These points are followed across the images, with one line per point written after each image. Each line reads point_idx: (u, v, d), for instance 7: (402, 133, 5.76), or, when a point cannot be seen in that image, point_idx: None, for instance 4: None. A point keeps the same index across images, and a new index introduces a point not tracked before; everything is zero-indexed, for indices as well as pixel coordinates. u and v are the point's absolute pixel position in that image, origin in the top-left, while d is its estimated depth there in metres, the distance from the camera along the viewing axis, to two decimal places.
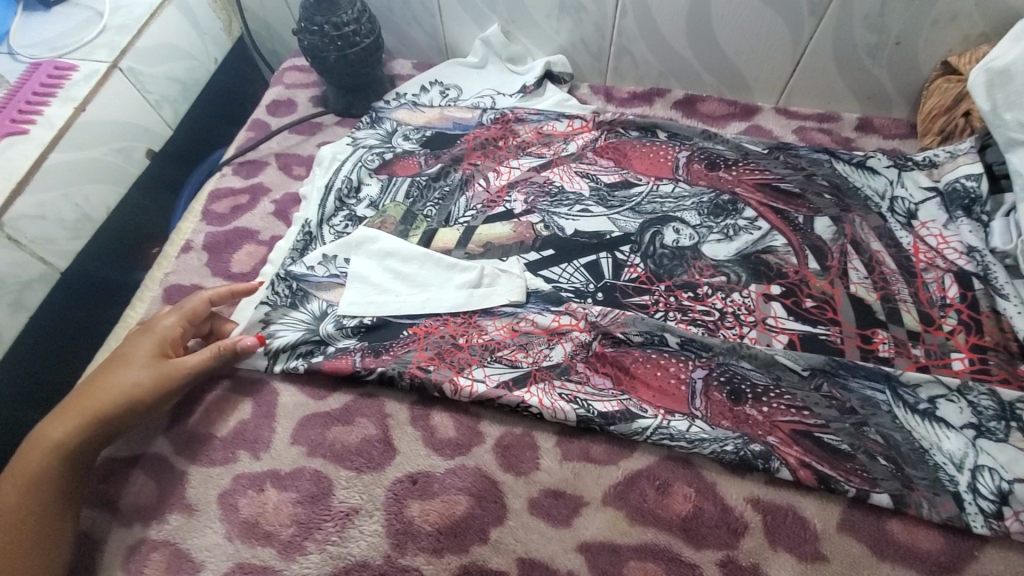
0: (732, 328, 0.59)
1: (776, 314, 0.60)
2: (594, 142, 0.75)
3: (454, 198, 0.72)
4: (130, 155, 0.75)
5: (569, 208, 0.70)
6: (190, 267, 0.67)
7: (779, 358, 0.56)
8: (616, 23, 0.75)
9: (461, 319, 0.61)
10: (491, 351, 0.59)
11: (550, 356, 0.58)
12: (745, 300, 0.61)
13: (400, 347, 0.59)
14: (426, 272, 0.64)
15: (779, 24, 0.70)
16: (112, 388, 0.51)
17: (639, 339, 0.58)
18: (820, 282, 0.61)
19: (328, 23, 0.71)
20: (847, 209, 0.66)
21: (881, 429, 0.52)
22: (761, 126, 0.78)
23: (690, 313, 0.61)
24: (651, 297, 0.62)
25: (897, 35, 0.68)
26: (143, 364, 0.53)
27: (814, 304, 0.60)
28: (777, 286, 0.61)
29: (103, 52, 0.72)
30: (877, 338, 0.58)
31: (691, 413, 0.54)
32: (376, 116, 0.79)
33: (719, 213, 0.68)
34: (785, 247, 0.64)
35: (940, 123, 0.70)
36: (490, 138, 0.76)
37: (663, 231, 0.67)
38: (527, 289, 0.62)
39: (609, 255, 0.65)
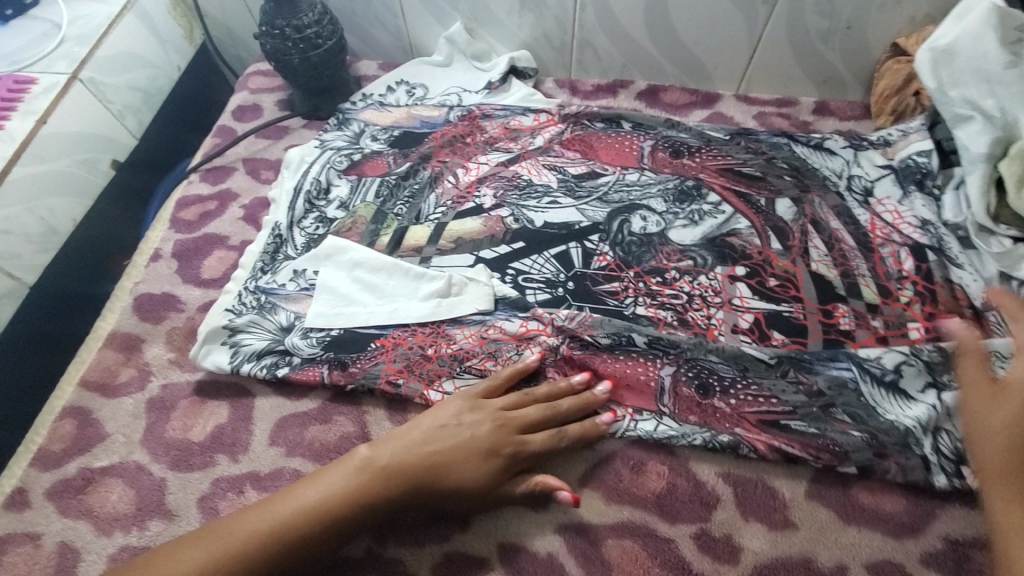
0: (699, 310, 0.61)
1: (741, 294, 0.61)
2: (560, 134, 0.76)
3: (424, 195, 0.72)
4: (95, 167, 0.74)
5: (538, 200, 0.70)
6: (160, 275, 0.67)
7: (746, 351, 0.56)
8: (577, 16, 0.76)
9: (430, 329, 0.61)
10: (460, 361, 0.59)
11: (520, 362, 0.58)
12: (711, 283, 0.62)
13: (368, 359, 0.59)
14: (395, 282, 0.64)
15: (734, 13, 0.72)
16: (466, 453, 0.50)
17: (607, 341, 0.58)
18: (782, 261, 0.63)
19: (289, 27, 0.71)
20: (807, 190, 0.69)
21: (848, 408, 0.53)
22: (722, 113, 0.79)
23: (659, 298, 0.62)
24: (620, 284, 0.63)
25: (847, 20, 0.70)
26: (505, 433, 0.51)
27: (777, 282, 0.62)
28: (742, 267, 0.63)
29: (62, 63, 0.72)
30: (837, 312, 0.60)
31: (659, 411, 0.55)
32: (344, 117, 0.79)
33: (684, 199, 0.69)
34: (748, 229, 0.66)
35: (892, 103, 0.73)
36: (458, 135, 0.77)
37: (631, 219, 0.68)
38: (494, 296, 0.62)
39: (578, 245, 0.66)
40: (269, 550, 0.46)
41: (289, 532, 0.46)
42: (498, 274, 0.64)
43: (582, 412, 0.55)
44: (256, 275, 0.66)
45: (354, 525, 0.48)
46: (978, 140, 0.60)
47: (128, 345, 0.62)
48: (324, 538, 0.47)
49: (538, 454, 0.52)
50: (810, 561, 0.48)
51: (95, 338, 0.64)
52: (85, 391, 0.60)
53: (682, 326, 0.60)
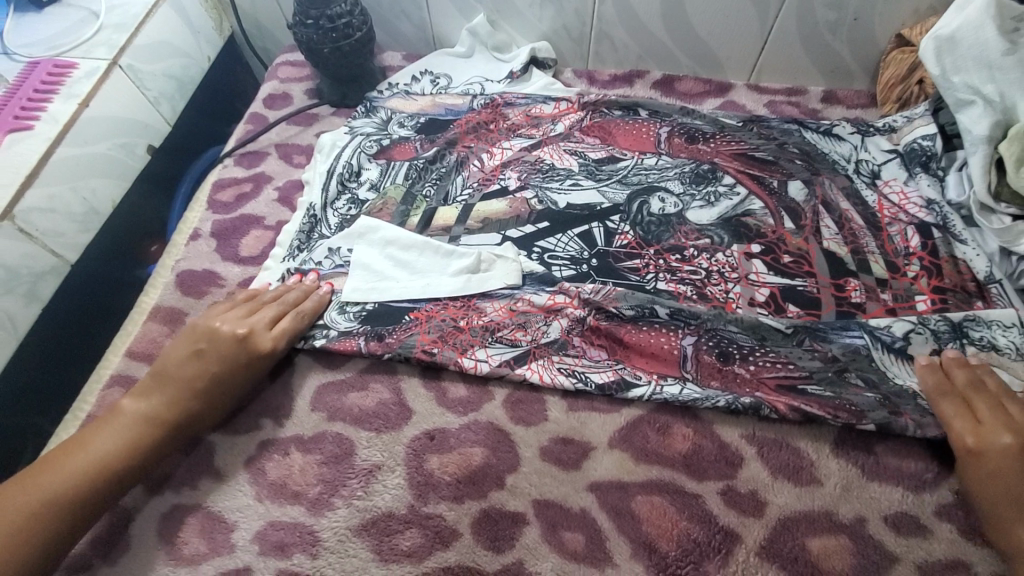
0: (717, 284, 0.64)
1: (757, 270, 0.65)
2: (580, 122, 0.79)
3: (451, 178, 0.75)
4: (133, 151, 0.77)
5: (561, 182, 0.74)
6: (200, 254, 0.70)
7: (764, 321, 0.60)
8: (596, 8, 0.80)
9: (460, 302, 0.64)
10: (492, 331, 0.62)
11: (548, 332, 0.61)
12: (728, 260, 0.66)
13: (403, 330, 0.62)
14: (426, 260, 0.67)
15: (746, 5, 0.75)
16: (229, 353, 0.56)
17: (632, 312, 0.62)
18: (795, 239, 0.67)
19: (322, 16, 0.74)
20: (818, 173, 0.72)
21: (861, 373, 0.57)
22: (735, 102, 0.83)
23: (678, 273, 0.65)
24: (642, 261, 0.66)
25: (855, 12, 0.74)
26: (257, 332, 0.58)
27: (791, 259, 0.65)
28: (757, 245, 0.66)
29: (101, 50, 0.74)
30: (849, 286, 0.63)
31: (682, 376, 0.58)
32: (371, 105, 0.82)
33: (701, 181, 0.72)
34: (762, 210, 0.69)
35: (897, 91, 0.76)
36: (481, 122, 0.80)
37: (649, 201, 0.71)
38: (522, 272, 0.65)
39: (600, 224, 0.69)
40: (92, 487, 0.49)
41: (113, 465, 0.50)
42: (524, 251, 0.68)
43: (310, 297, 0.64)
44: (293, 253, 0.69)
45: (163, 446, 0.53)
46: (980, 122, 0.64)
47: (170, 317, 0.65)
48: (144, 465, 0.52)
49: (293, 334, 0.60)
50: (831, 514, 0.51)
51: (140, 312, 0.67)
52: (130, 360, 0.62)
53: (701, 299, 0.63)
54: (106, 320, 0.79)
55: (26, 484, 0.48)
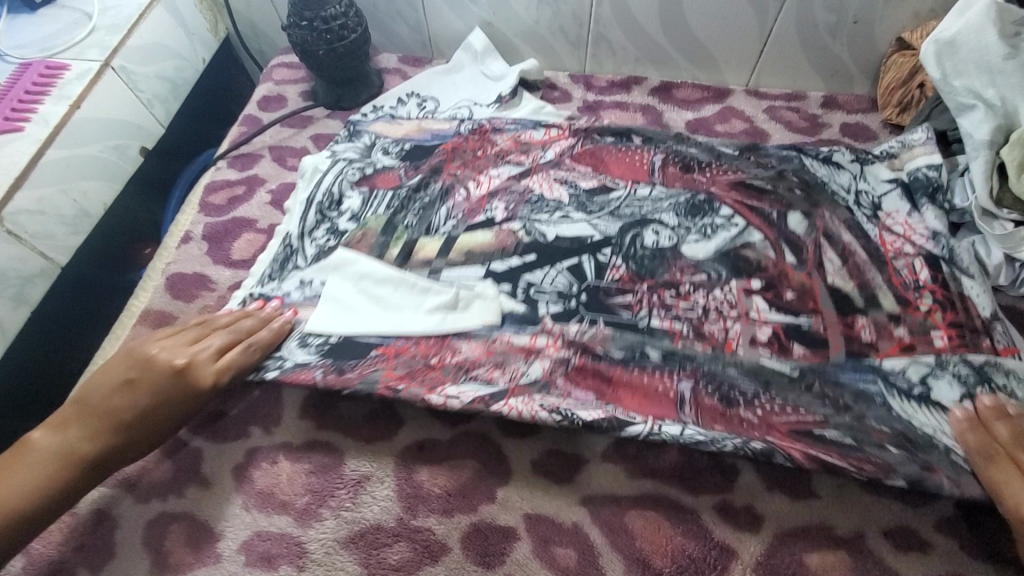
0: (715, 321, 0.59)
1: (757, 308, 0.60)
2: (571, 149, 0.73)
3: (436, 207, 0.69)
4: (125, 153, 0.76)
5: (550, 214, 0.67)
6: (191, 257, 0.68)
7: (766, 364, 0.56)
8: (593, 11, 0.79)
9: (434, 340, 0.57)
10: (466, 369, 0.55)
11: (528, 373, 0.55)
12: (726, 296, 0.61)
13: (368, 365, 0.55)
14: (400, 294, 0.60)
15: (745, 7, 0.75)
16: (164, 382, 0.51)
17: (621, 355, 0.57)
18: (798, 274, 0.62)
19: (316, 18, 0.73)
20: (818, 205, 0.67)
21: (881, 419, 0.52)
22: (734, 107, 0.82)
23: (673, 310, 0.60)
24: (634, 297, 0.61)
25: (854, 15, 0.73)
26: (196, 363, 0.52)
27: (794, 295, 0.60)
28: (757, 281, 0.61)
29: (93, 51, 0.73)
30: (858, 324, 0.58)
31: (681, 419, 0.52)
32: (355, 129, 0.78)
33: (696, 213, 0.66)
34: (762, 241, 0.64)
35: (898, 95, 0.75)
36: (468, 148, 0.74)
37: (643, 233, 0.65)
38: (502, 310, 0.60)
39: (591, 257, 0.64)
40: None
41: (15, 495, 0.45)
42: (508, 284, 0.62)
43: (268, 327, 0.58)
44: (263, 281, 0.64)
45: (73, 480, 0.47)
46: (982, 127, 0.63)
47: (159, 321, 0.63)
48: (49, 508, 0.46)
49: (239, 369, 0.54)
50: (829, 529, 0.50)
51: (129, 315, 0.66)
52: None
53: (699, 337, 0.58)
54: (92, 323, 0.77)
55: None
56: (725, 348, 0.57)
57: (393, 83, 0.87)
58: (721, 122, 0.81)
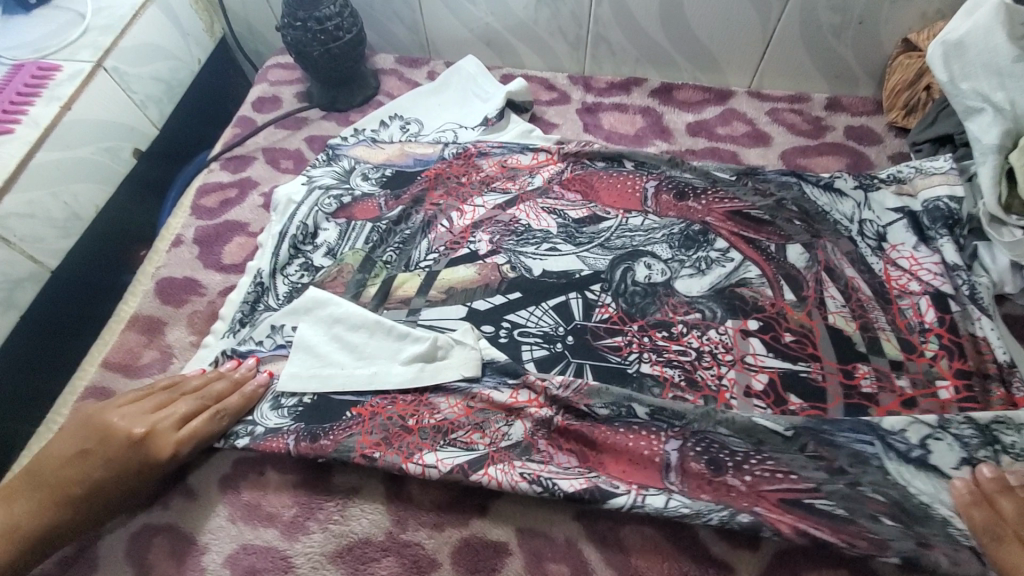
0: (709, 368, 0.58)
1: (754, 351, 0.59)
2: (559, 174, 0.73)
3: (416, 241, 0.68)
4: (117, 156, 0.75)
5: (536, 247, 0.67)
6: (181, 261, 0.67)
7: (758, 422, 0.53)
8: (593, 11, 0.77)
9: (412, 397, 0.57)
10: (444, 433, 0.55)
11: (508, 434, 0.55)
12: (721, 337, 0.60)
13: (343, 430, 0.55)
14: (377, 343, 0.60)
15: (748, 7, 0.73)
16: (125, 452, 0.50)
17: (605, 412, 0.55)
18: (797, 314, 0.61)
19: (310, 18, 0.72)
20: (818, 235, 0.66)
21: (877, 486, 0.49)
22: (735, 109, 0.80)
23: (665, 354, 0.59)
24: (624, 338, 0.60)
25: (860, 15, 0.71)
26: (160, 432, 0.52)
27: (793, 338, 0.59)
28: (754, 321, 0.60)
29: (86, 52, 0.73)
30: (858, 373, 0.57)
31: (667, 488, 0.51)
32: (333, 154, 0.75)
33: (691, 245, 0.66)
34: (759, 278, 0.63)
35: (904, 97, 0.74)
36: (452, 175, 0.73)
37: (634, 267, 0.65)
38: (481, 361, 0.58)
39: (578, 295, 0.63)
40: None
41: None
42: (489, 326, 0.62)
43: (241, 391, 0.57)
44: (236, 327, 0.62)
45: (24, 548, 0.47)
46: (990, 132, 0.61)
47: (149, 328, 0.63)
48: None
49: (202, 438, 0.53)
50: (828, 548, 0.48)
51: (118, 321, 0.65)
52: (106, 371, 0.60)
53: (691, 387, 0.57)
54: (82, 331, 0.75)
55: None
56: (717, 402, 0.56)
57: (389, 84, 0.85)
58: (722, 124, 0.79)
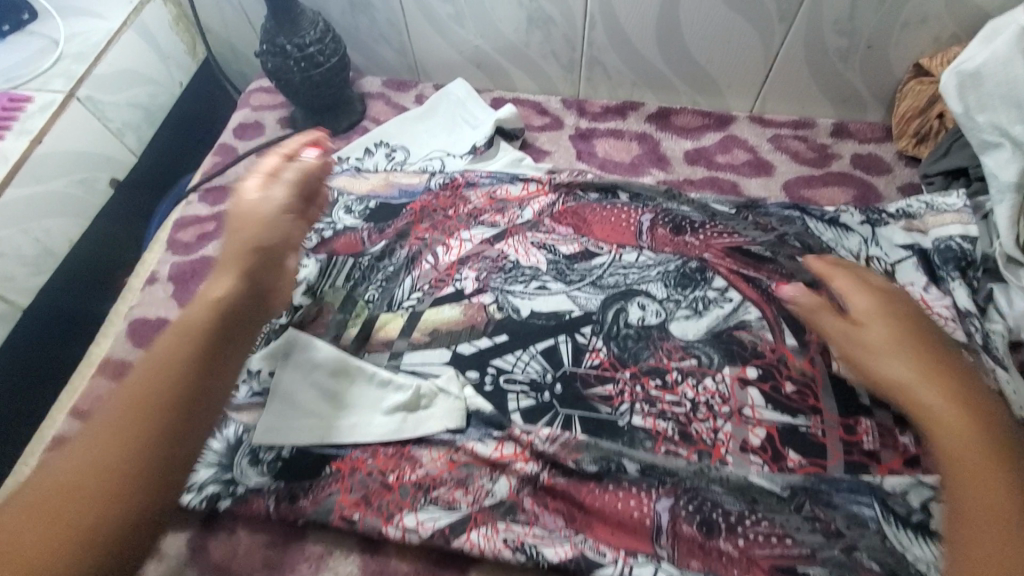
0: (705, 421, 0.54)
1: (753, 402, 0.54)
2: (551, 206, 0.70)
3: (400, 279, 0.65)
4: (93, 187, 0.73)
5: (525, 285, 0.63)
6: (156, 300, 0.65)
7: (755, 482, 0.51)
8: (586, 33, 0.74)
9: (393, 449, 0.54)
10: (426, 489, 0.52)
11: (493, 492, 0.52)
12: (718, 387, 0.55)
13: (322, 488, 0.53)
14: (357, 390, 0.57)
15: (750, 30, 0.69)
16: (164, 391, 0.41)
17: (594, 469, 0.53)
18: (799, 361, 0.56)
19: (290, 45, 0.69)
20: None
21: (872, 553, 0.48)
22: (737, 136, 0.77)
23: (658, 405, 0.55)
24: (615, 386, 0.56)
25: (868, 38, 0.68)
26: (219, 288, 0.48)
27: (794, 388, 0.55)
28: (753, 369, 0.56)
29: (59, 81, 0.70)
30: (861, 428, 0.53)
31: (655, 555, 0.50)
32: None
33: (686, 283, 0.62)
34: (759, 320, 0.59)
35: (915, 125, 0.70)
36: (438, 207, 0.70)
37: (627, 308, 0.61)
38: (466, 410, 0.56)
39: (568, 338, 0.59)
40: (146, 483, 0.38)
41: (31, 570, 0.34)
42: (475, 372, 0.58)
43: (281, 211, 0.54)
44: None
45: (138, 525, 0.38)
46: (1008, 168, 0.58)
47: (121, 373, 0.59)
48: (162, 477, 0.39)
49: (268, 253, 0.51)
50: None
51: (89, 365, 0.62)
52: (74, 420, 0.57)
53: (685, 441, 0.53)
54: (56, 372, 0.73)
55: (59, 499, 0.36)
56: (712, 458, 0.52)
57: (375, 108, 0.83)
58: (722, 152, 0.76)
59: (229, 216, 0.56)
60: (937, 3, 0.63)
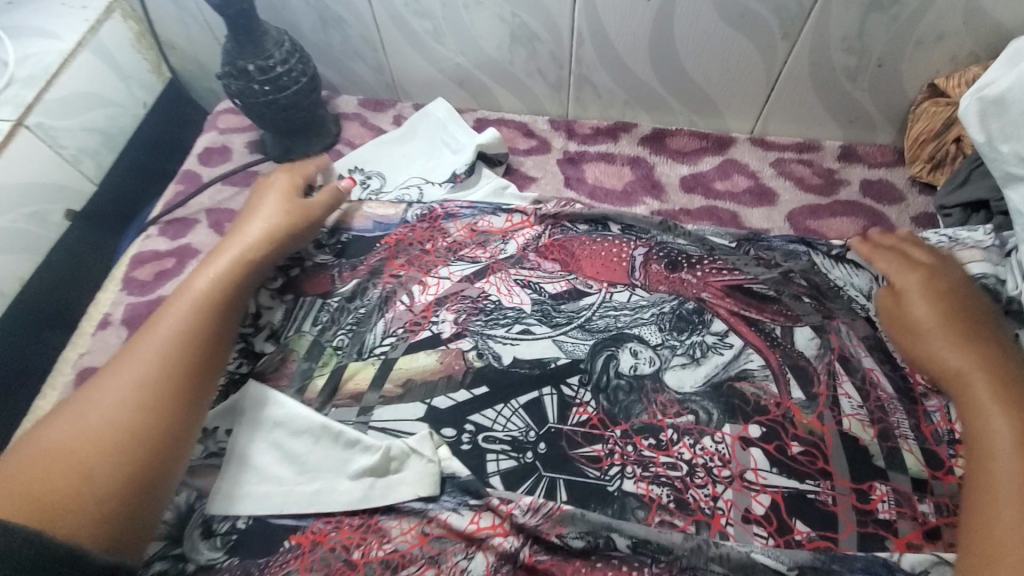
0: (703, 487, 0.49)
1: (755, 465, 0.49)
2: (537, 240, 0.65)
3: (371, 322, 0.59)
4: (45, 220, 0.69)
5: (507, 329, 0.58)
6: (107, 347, 0.59)
7: (759, 560, 0.45)
8: (574, 51, 0.69)
9: (359, 521, 0.49)
10: (395, 568, 0.46)
11: (469, 571, 0.46)
12: (717, 448, 0.50)
13: (279, 566, 0.47)
14: (323, 451, 0.51)
15: (750, 48, 0.64)
16: (174, 391, 0.48)
17: (581, 544, 0.47)
18: (807, 417, 0.51)
19: (253, 67, 0.64)
20: (831, 316, 0.57)
21: None
22: (737, 160, 0.72)
23: (653, 467, 0.50)
24: (605, 446, 0.51)
25: (878, 57, 0.62)
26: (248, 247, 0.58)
27: (801, 450, 0.50)
28: (756, 427, 0.51)
29: (5, 108, 0.66)
30: (875, 495, 0.48)
31: None
32: None
33: (683, 327, 0.57)
34: (762, 371, 0.54)
35: (929, 148, 0.65)
36: (415, 241, 0.65)
37: (618, 355, 0.56)
38: (440, 475, 0.50)
39: (553, 391, 0.54)
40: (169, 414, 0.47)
41: (83, 503, 0.41)
42: (451, 430, 0.53)
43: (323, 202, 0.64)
44: None
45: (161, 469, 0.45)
46: None
47: None
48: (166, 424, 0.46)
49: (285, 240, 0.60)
50: None
51: (33, 421, 0.57)
52: None
53: (680, 510, 0.48)
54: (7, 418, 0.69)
55: (120, 419, 0.45)
56: (711, 530, 0.47)
57: (350, 130, 0.78)
58: (721, 179, 0.71)
59: (245, 201, 0.64)
60: (953, 20, 0.58)
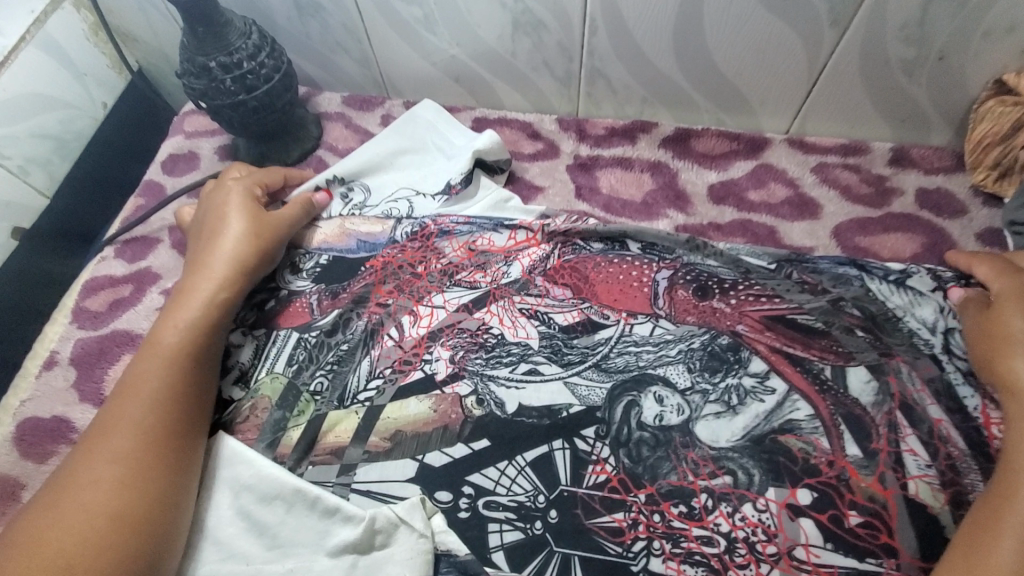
0: (745, 567, 0.41)
1: (806, 541, 0.42)
2: (544, 261, 0.57)
3: (354, 360, 0.52)
4: None
5: (511, 369, 0.50)
6: (52, 391, 0.53)
7: None
8: (585, 42, 0.60)
9: None
10: None
11: None
12: (761, 518, 0.43)
13: None
14: (296, 520, 0.44)
15: (790, 37, 0.55)
16: (154, 458, 0.42)
17: None
18: (865, 480, 0.43)
19: (215, 64, 0.56)
20: (890, 353, 0.49)
21: None
22: (772, 165, 0.63)
23: (684, 542, 0.43)
24: (627, 515, 0.44)
25: (940, 47, 0.53)
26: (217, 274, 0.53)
27: (861, 521, 0.42)
28: (806, 492, 0.43)
29: None
30: None
31: None
32: None
33: (715, 366, 0.49)
34: (811, 422, 0.46)
35: (995, 154, 0.57)
36: (405, 263, 0.57)
37: (641, 403, 0.47)
38: (434, 552, 0.43)
39: (565, 445, 0.46)
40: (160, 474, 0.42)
41: None
42: (446, 493, 0.45)
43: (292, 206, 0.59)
44: None
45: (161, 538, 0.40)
46: None
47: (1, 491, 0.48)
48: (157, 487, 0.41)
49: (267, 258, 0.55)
50: None
51: None
52: None
53: None
54: None
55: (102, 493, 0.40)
56: None
57: (332, 133, 0.70)
58: (755, 188, 0.63)
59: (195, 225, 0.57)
60: None
